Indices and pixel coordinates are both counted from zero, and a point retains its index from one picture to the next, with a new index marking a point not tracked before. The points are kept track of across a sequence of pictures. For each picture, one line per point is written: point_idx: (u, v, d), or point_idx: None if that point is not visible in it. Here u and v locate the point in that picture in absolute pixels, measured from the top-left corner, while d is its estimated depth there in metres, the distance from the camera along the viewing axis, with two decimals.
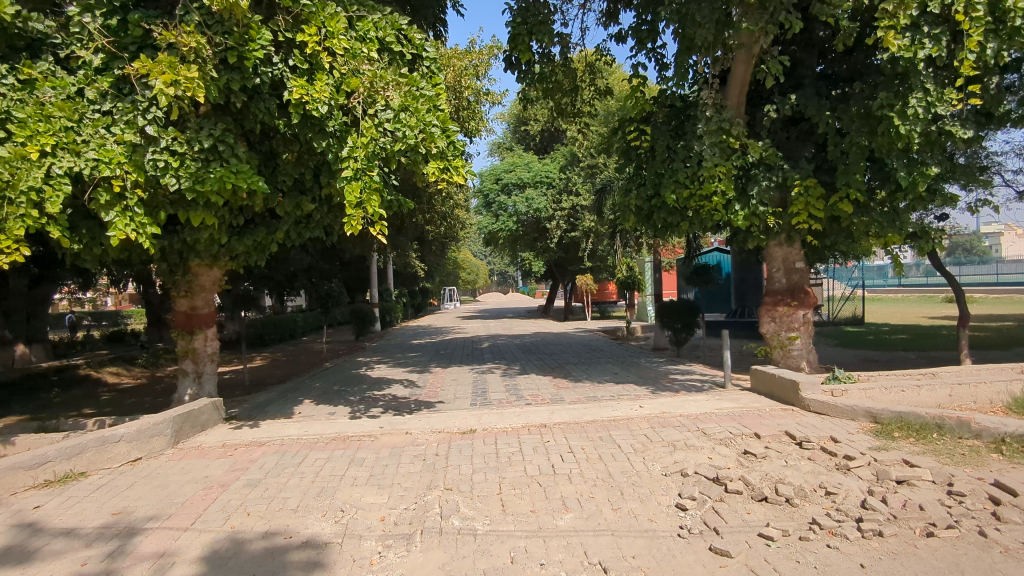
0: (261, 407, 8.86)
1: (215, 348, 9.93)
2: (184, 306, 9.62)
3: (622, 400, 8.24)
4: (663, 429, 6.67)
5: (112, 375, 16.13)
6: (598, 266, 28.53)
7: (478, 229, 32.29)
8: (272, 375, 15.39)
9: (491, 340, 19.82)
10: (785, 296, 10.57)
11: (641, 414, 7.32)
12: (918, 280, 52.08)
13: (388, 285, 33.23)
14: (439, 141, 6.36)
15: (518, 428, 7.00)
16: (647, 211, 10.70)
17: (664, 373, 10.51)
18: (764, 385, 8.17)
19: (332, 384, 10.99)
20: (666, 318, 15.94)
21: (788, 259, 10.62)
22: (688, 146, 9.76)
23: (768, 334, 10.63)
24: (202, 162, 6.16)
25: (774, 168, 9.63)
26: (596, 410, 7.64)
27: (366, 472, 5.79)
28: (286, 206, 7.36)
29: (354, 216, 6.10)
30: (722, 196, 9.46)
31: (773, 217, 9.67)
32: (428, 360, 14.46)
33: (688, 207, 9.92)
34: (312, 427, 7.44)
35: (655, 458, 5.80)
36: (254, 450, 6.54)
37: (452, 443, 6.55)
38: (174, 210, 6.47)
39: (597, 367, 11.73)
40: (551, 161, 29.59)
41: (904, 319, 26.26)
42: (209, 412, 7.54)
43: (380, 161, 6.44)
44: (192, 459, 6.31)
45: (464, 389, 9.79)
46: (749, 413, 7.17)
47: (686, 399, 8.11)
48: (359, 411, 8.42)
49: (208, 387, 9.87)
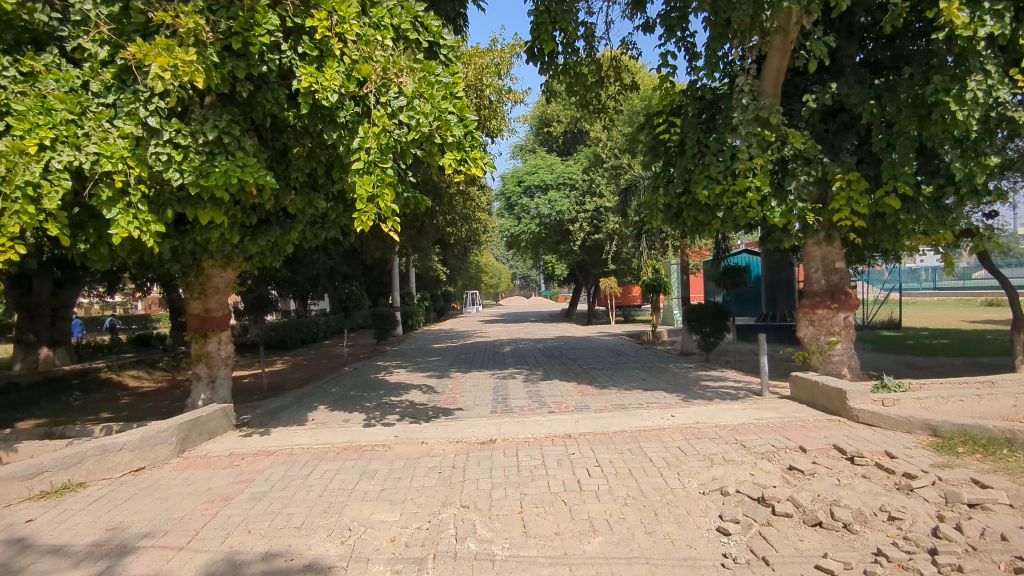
0: (274, 413, 8.54)
1: (229, 352, 9.67)
2: (197, 309, 9.35)
3: (652, 408, 7.72)
4: (698, 441, 6.16)
5: (133, 378, 16.09)
6: (622, 269, 27.99)
7: (500, 232, 31.93)
8: (291, 379, 15.19)
9: (513, 344, 19.40)
10: (824, 298, 9.94)
11: (673, 424, 6.80)
12: (955, 284, 50.30)
13: (410, 288, 33.06)
14: (455, 129, 5.96)
15: (541, 438, 6.54)
16: (677, 208, 10.17)
17: (694, 379, 9.97)
18: (806, 393, 7.59)
19: (349, 389, 10.66)
20: (694, 321, 15.35)
21: (827, 259, 10.00)
22: (720, 140, 9.23)
23: (806, 338, 10.02)
24: (207, 156, 5.84)
25: (813, 162, 9.04)
26: (624, 419, 7.15)
27: (377, 486, 5.39)
28: (298, 202, 7.03)
29: (366, 211, 5.72)
30: (758, 192, 8.91)
31: (813, 214, 9.09)
32: (449, 364, 14.09)
33: (720, 203, 9.39)
34: (324, 435, 7.07)
35: (691, 473, 5.30)
36: (262, 459, 6.21)
37: (470, 454, 6.13)
38: (181, 207, 6.24)
39: (624, 373, 11.21)
40: (575, 163, 29.13)
41: (942, 323, 25.22)
42: (219, 419, 7.22)
43: (394, 155, 6.07)
44: (196, 469, 5.99)
45: (484, 395, 9.36)
46: (791, 424, 6.60)
47: (720, 407, 7.57)
48: (374, 418, 8.06)
49: (222, 392, 9.61)
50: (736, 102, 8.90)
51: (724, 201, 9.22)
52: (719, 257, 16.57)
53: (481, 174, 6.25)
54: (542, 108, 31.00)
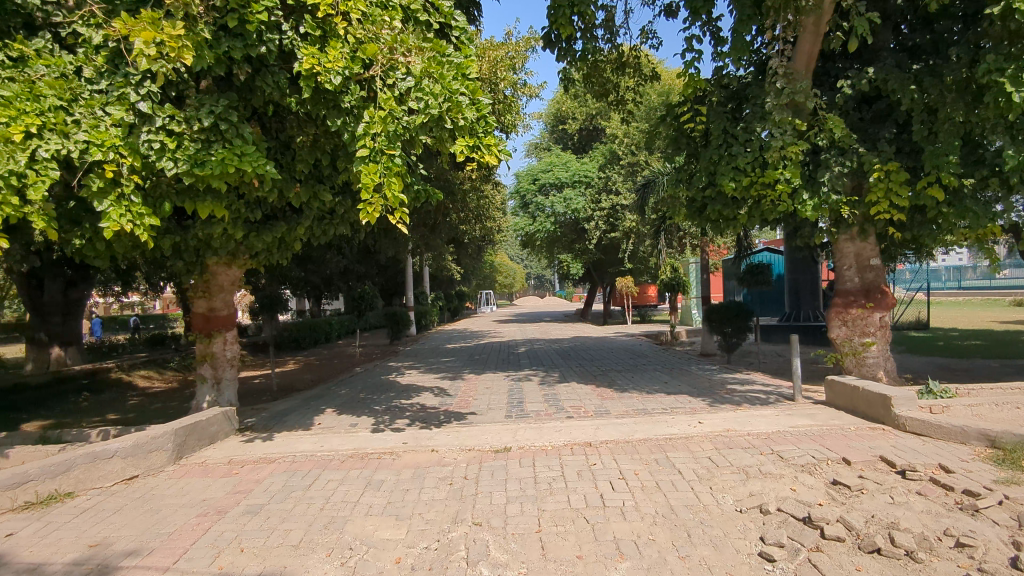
0: (279, 417, 8.20)
1: (234, 352, 9.34)
2: (202, 307, 9.01)
3: (677, 414, 7.24)
4: (732, 451, 5.68)
5: (144, 378, 15.92)
6: (639, 268, 27.43)
7: (515, 230, 31.50)
8: (302, 380, 14.89)
9: (528, 345, 18.96)
10: (858, 297, 9.40)
11: (701, 432, 6.32)
12: (980, 283, 48.97)
13: (424, 288, 32.75)
14: (466, 112, 5.56)
15: (560, 446, 6.10)
16: (700, 203, 9.68)
17: (720, 381, 9.50)
18: (843, 399, 7.03)
19: (359, 391, 10.29)
20: (715, 322, 14.82)
21: (861, 256, 9.48)
22: (749, 129, 8.73)
23: (839, 340, 9.50)
24: (203, 144, 5.44)
25: (848, 151, 8.52)
26: (648, 425, 6.69)
27: (383, 499, 5.00)
28: (302, 195, 6.65)
29: (372, 203, 5.33)
30: (790, 184, 8.42)
31: (848, 206, 8.56)
32: (462, 366, 13.68)
33: (747, 196, 8.91)
34: (329, 442, 6.69)
35: (724, 488, 4.83)
36: (262, 468, 5.84)
37: (483, 464, 5.70)
38: (180, 200, 5.98)
39: (645, 374, 10.73)
40: (590, 160, 28.63)
41: (970, 323, 24.40)
42: (220, 423, 6.87)
43: (402, 142, 5.68)
44: (193, 478, 5.63)
45: (498, 398, 8.94)
46: (831, 433, 6.10)
47: (752, 413, 7.07)
48: (383, 423, 7.66)
49: (228, 394, 9.29)
50: (769, 87, 8.40)
51: (752, 193, 8.75)
52: (740, 255, 16.06)
53: (494, 162, 5.87)
54: (557, 105, 30.50)
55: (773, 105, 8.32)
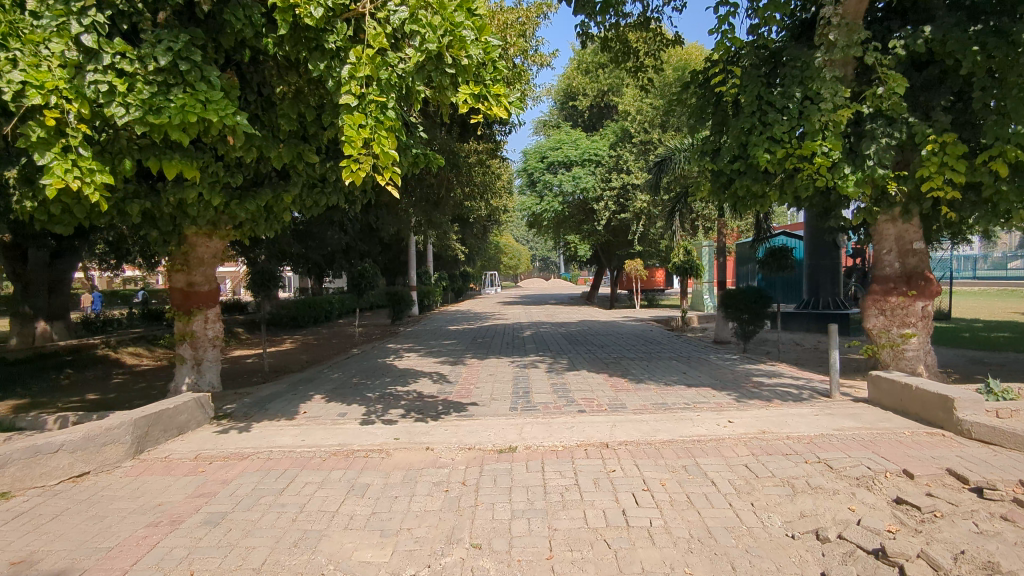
0: (262, 404, 7.47)
1: (216, 332, 8.59)
2: (180, 282, 8.27)
3: (702, 411, 6.49)
4: (772, 458, 4.93)
5: (132, 356, 15.27)
6: (648, 251, 26.59)
7: (522, 210, 30.58)
8: (296, 360, 14.19)
9: (533, 328, 18.24)
10: (899, 283, 8.57)
11: (733, 433, 5.55)
12: (995, 273, 47.81)
13: (428, 267, 31.96)
14: (470, 50, 4.73)
15: (572, 447, 5.35)
16: (728, 177, 8.83)
17: (744, 374, 8.72)
18: (891, 398, 6.22)
19: (352, 376, 9.56)
20: (731, 308, 14.03)
21: (903, 239, 8.65)
22: (788, 94, 7.85)
23: (875, 330, 8.69)
24: (161, 87, 4.56)
25: (897, 121, 7.66)
26: (671, 424, 5.92)
27: (366, 509, 4.26)
28: (285, 156, 5.87)
29: (360, 161, 4.58)
30: (831, 156, 7.60)
31: (895, 182, 7.69)
32: (464, 349, 12.93)
33: (782, 170, 8.07)
34: (313, 434, 5.96)
35: (770, 507, 4.06)
36: (232, 465, 5.11)
37: (484, 467, 4.95)
38: (142, 156, 5.39)
39: (661, 364, 9.95)
40: (600, 138, 27.58)
41: (991, 314, 23.51)
42: (192, 411, 6.16)
43: (399, 95, 4.98)
44: (152, 477, 4.90)
45: (503, 387, 8.20)
46: (883, 438, 5.31)
47: (787, 412, 6.29)
48: (374, 414, 6.92)
49: (209, 377, 8.58)
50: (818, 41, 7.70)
51: (786, 166, 7.93)
52: (759, 237, 15.22)
53: (504, 116, 5.01)
54: (567, 80, 29.48)
55: (823, 61, 7.66)
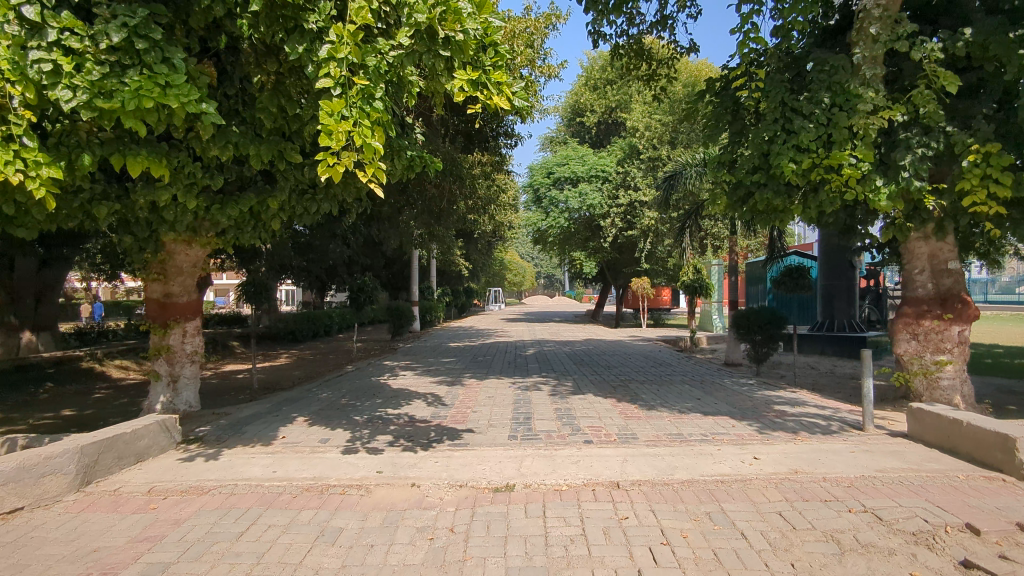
0: (238, 427, 6.85)
1: (195, 347, 8.00)
2: (156, 293, 7.69)
3: (723, 444, 5.83)
4: (809, 504, 4.27)
5: (118, 369, 14.67)
6: (655, 269, 25.99)
7: (526, 226, 30.01)
8: (288, 377, 13.59)
9: (537, 347, 17.56)
10: (933, 306, 7.90)
11: (761, 472, 4.89)
12: (1006, 297, 46.91)
13: (431, 282, 31.41)
14: (467, 24, 4.32)
15: (578, 486, 4.70)
16: (746, 189, 8.24)
17: (763, 401, 8.04)
18: (936, 434, 5.55)
19: (341, 396, 8.91)
20: (744, 329, 13.35)
21: (936, 258, 8.00)
22: (816, 99, 7.31)
23: (906, 356, 8.03)
24: (114, 68, 4.01)
25: (933, 130, 7.14)
26: (690, 459, 5.27)
27: (335, 561, 3.61)
28: (264, 155, 5.37)
29: (339, 160, 4.02)
30: (861, 167, 7.06)
31: (932, 196, 7.10)
32: (462, 369, 12.26)
33: (806, 181, 7.50)
34: (287, 464, 5.31)
35: (815, 570, 3.39)
36: (190, 501, 4.48)
37: (476, 510, 4.30)
38: (103, 152, 4.90)
39: (672, 388, 9.28)
40: (608, 154, 27.09)
41: (1009, 340, 22.73)
42: (154, 435, 5.54)
43: (387, 84, 4.56)
44: (95, 515, 4.25)
45: (502, 412, 7.54)
46: (936, 482, 4.63)
47: (818, 447, 5.61)
48: (359, 440, 6.28)
49: (186, 395, 7.98)
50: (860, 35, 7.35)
51: (812, 178, 7.36)
52: (773, 256, 14.61)
53: (505, 107, 4.55)
54: (576, 96, 29.15)
55: (862, 57, 7.29)
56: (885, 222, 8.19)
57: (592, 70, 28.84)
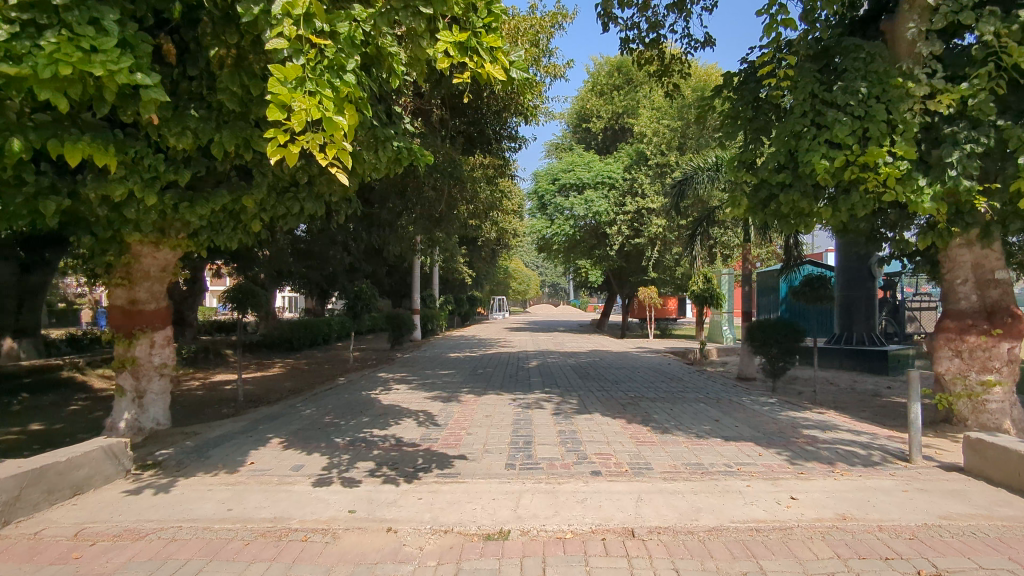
0: (204, 450, 6.12)
1: (165, 359, 7.30)
2: (121, 299, 7.00)
3: (753, 479, 5.06)
4: (867, 565, 3.50)
5: (102, 378, 13.98)
6: (663, 278, 25.20)
7: (530, 233, 29.26)
8: (277, 389, 12.87)
9: (539, 358, 16.73)
10: (978, 320, 7.14)
11: (803, 518, 4.12)
12: None
13: (433, 290, 30.72)
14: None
15: (585, 534, 3.95)
16: (770, 190, 7.52)
17: (790, 424, 7.26)
18: (1001, 470, 4.79)
19: (324, 413, 8.16)
20: (759, 340, 12.55)
21: (981, 267, 7.25)
22: (851, 89, 6.61)
23: (947, 375, 7.24)
24: (29, 30, 3.34)
25: (983, 124, 6.41)
26: (717, 499, 4.51)
27: None
28: (229, 143, 4.74)
29: (298, 143, 3.34)
30: (899, 165, 6.37)
31: (983, 197, 6.33)
32: (460, 382, 11.50)
33: (838, 181, 6.79)
34: (246, 500, 4.57)
35: None
36: (122, 549, 3.75)
37: (462, 564, 3.57)
38: (37, 137, 4.25)
39: (687, 407, 8.50)
40: (614, 160, 26.37)
41: None
42: (96, 463, 4.83)
43: (357, 54, 3.92)
44: (3, 567, 3.52)
45: (500, 434, 6.80)
46: (1018, 534, 3.86)
47: (863, 485, 4.84)
48: (337, 468, 5.53)
49: (153, 412, 7.23)
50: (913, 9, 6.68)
51: (844, 178, 6.66)
52: (789, 264, 13.85)
53: (497, 77, 4.13)
54: (582, 102, 28.53)
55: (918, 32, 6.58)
56: (923, 226, 7.44)
57: (598, 76, 28.22)
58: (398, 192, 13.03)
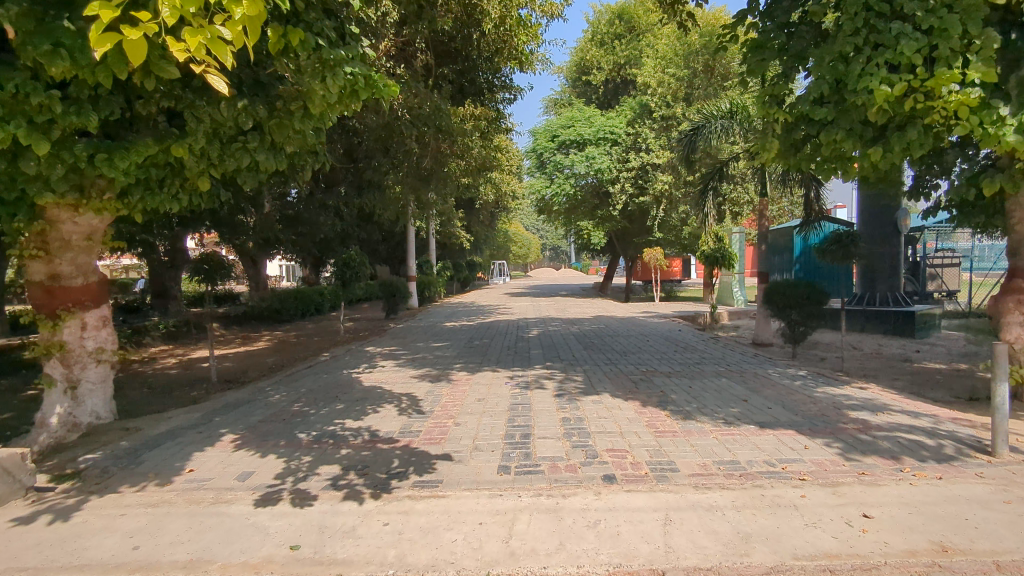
0: (138, 454, 5.12)
1: (100, 343, 6.22)
2: (40, 274, 5.90)
3: (809, 486, 4.02)
4: None
5: None
6: (668, 239, 24.04)
7: (529, 194, 27.68)
8: (259, 366, 11.93)
9: (541, 326, 15.72)
10: None
11: (890, 550, 3.10)
12: None
13: (429, 255, 29.61)
14: None
15: None
16: (809, 129, 6.30)
17: (832, 405, 6.23)
18: None
19: (295, 399, 7.16)
20: (777, 304, 11.46)
21: None
22: None
23: (1017, 343, 6.19)
24: None
25: None
26: (772, 520, 3.48)
27: None
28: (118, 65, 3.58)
29: None
30: (973, 92, 5.18)
31: None
32: (454, 356, 10.50)
33: (897, 114, 5.59)
34: (161, 533, 3.56)
35: None
36: None
37: None
38: None
39: (708, 383, 7.46)
40: (617, 114, 24.36)
41: None
42: None
43: None
44: None
45: (493, 425, 5.76)
46: None
47: (949, 493, 3.80)
48: (294, 477, 4.52)
49: (91, 403, 6.21)
50: None
51: (906, 109, 5.46)
52: (807, 219, 12.57)
53: None
54: (580, 53, 26.84)
55: None
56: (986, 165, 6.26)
57: (598, 24, 26.45)
58: (381, 149, 11.79)
